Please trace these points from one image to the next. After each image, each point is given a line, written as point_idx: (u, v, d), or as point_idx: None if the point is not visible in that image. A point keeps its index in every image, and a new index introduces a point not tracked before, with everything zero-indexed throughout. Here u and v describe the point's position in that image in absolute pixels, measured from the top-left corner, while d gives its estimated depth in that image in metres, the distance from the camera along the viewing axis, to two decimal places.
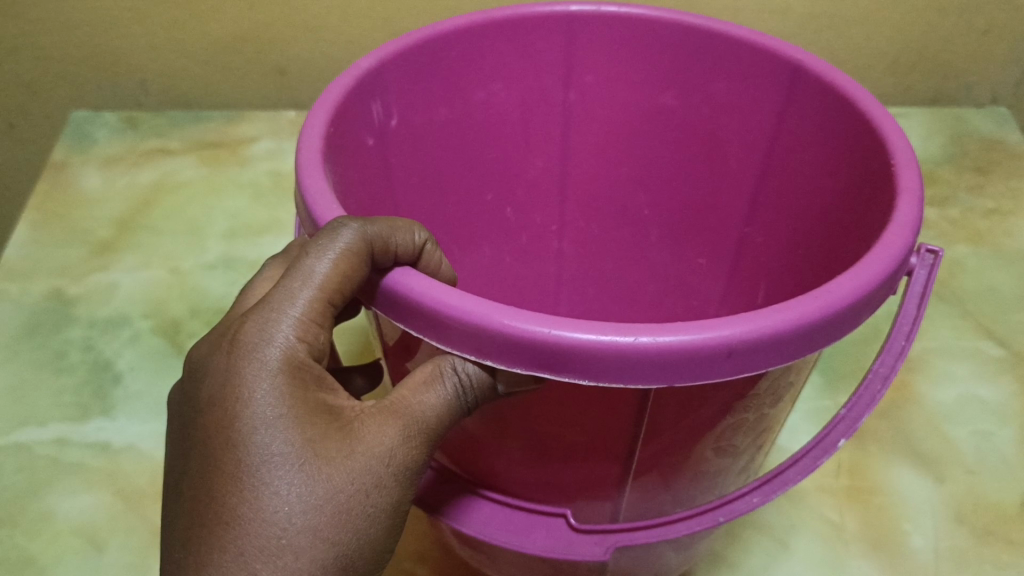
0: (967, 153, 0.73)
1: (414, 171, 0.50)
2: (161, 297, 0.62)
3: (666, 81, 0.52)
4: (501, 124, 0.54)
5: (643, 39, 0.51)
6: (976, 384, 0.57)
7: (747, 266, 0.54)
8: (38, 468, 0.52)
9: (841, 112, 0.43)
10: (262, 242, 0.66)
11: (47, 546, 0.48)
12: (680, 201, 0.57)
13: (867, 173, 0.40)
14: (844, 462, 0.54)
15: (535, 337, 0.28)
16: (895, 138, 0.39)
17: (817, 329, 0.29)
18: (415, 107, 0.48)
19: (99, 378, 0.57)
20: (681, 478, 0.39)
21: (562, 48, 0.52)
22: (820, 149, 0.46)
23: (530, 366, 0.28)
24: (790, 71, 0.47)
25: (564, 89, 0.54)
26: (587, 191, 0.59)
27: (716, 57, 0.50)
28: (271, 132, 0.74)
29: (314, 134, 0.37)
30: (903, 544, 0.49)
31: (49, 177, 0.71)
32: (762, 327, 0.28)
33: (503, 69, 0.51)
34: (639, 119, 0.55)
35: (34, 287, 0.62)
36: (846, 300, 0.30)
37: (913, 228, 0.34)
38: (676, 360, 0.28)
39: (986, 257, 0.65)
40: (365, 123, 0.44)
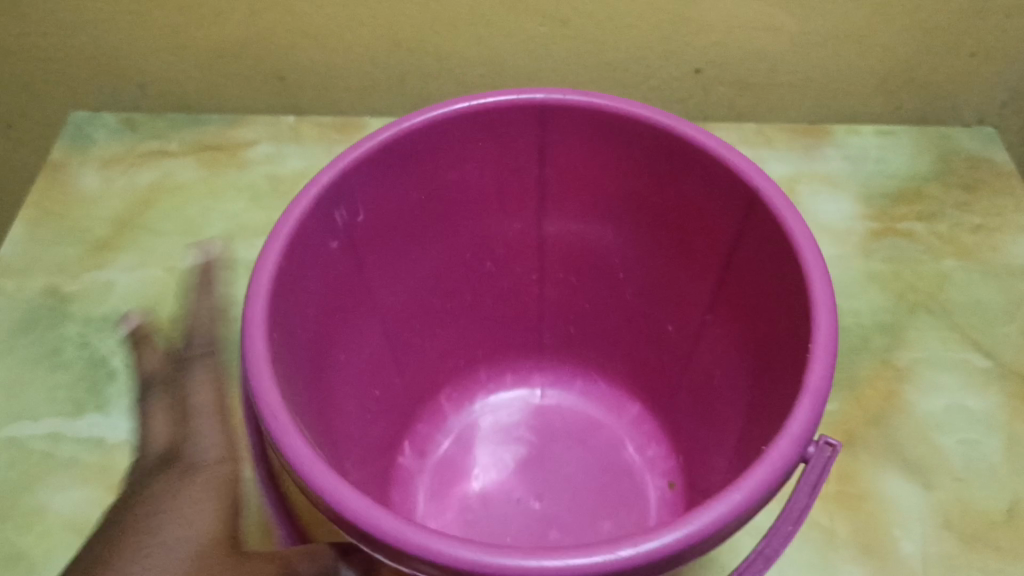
0: (953, 172, 0.72)
1: (386, 252, 0.56)
2: (159, 296, 0.62)
3: (636, 170, 0.56)
4: (478, 198, 0.59)
5: (615, 130, 0.54)
6: (963, 394, 0.57)
7: (705, 353, 0.58)
8: (32, 462, 0.52)
9: (759, 215, 0.49)
10: (260, 243, 0.65)
11: (39, 541, 0.49)
12: (652, 277, 0.60)
13: (788, 276, 0.46)
14: (835, 469, 0.54)
15: (459, 565, 0.33)
16: (807, 254, 0.44)
17: (707, 538, 0.35)
18: (380, 199, 0.54)
19: (95, 374, 0.57)
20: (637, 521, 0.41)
21: (537, 139, 0.56)
22: (771, 271, 0.48)
23: (448, 573, 0.34)
24: (746, 196, 0.49)
25: (542, 167, 0.58)
26: (567, 253, 0.63)
27: (688, 161, 0.52)
28: (269, 136, 0.72)
29: (268, 267, 0.44)
30: (893, 550, 0.50)
31: (47, 175, 0.69)
32: (659, 548, 0.34)
33: (475, 154, 0.56)
34: (616, 198, 0.58)
35: (30, 284, 0.61)
36: (739, 505, 0.35)
37: (825, 393, 0.39)
38: (588, 573, 0.33)
39: (974, 271, 0.65)
40: (325, 234, 0.50)
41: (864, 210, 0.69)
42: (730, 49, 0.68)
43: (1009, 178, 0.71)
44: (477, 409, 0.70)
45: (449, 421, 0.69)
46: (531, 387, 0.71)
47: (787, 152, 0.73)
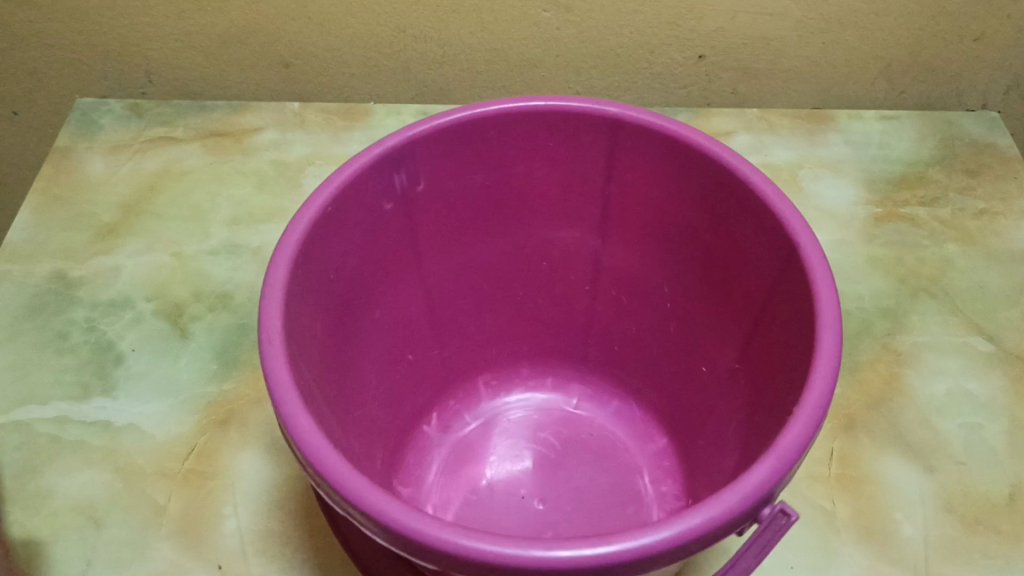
0: (957, 156, 0.72)
1: (442, 229, 0.54)
2: (165, 280, 0.62)
3: (694, 199, 0.50)
4: (537, 199, 0.55)
5: (660, 150, 0.50)
6: (965, 379, 0.58)
7: (723, 403, 0.52)
8: (39, 444, 0.53)
9: (794, 273, 0.42)
10: (265, 229, 0.65)
11: (46, 522, 0.50)
12: (700, 315, 0.54)
13: (804, 339, 0.40)
14: (836, 451, 0.54)
15: (392, 518, 0.31)
16: (828, 328, 0.38)
17: (678, 549, 0.31)
18: (448, 175, 0.51)
19: (102, 358, 0.57)
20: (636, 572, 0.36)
21: (604, 148, 0.52)
22: (792, 329, 0.42)
23: (385, 532, 0.31)
24: (792, 246, 0.43)
25: (606, 180, 0.53)
26: (621, 273, 0.58)
27: (733, 197, 0.47)
28: (275, 122, 0.73)
29: (306, 219, 0.42)
30: (893, 532, 0.50)
31: (53, 161, 0.70)
32: (621, 546, 0.30)
33: (546, 150, 0.52)
34: (666, 222, 0.53)
35: (37, 269, 0.62)
36: (719, 517, 0.31)
37: (791, 462, 0.33)
38: (525, 561, 0.30)
39: (977, 256, 0.65)
40: (380, 193, 0.48)
41: (868, 195, 0.69)
42: (733, 35, 0.68)
43: (1014, 162, 0.71)
44: (510, 402, 0.65)
45: (482, 406, 0.64)
46: (568, 395, 0.65)
47: (791, 139, 0.72)
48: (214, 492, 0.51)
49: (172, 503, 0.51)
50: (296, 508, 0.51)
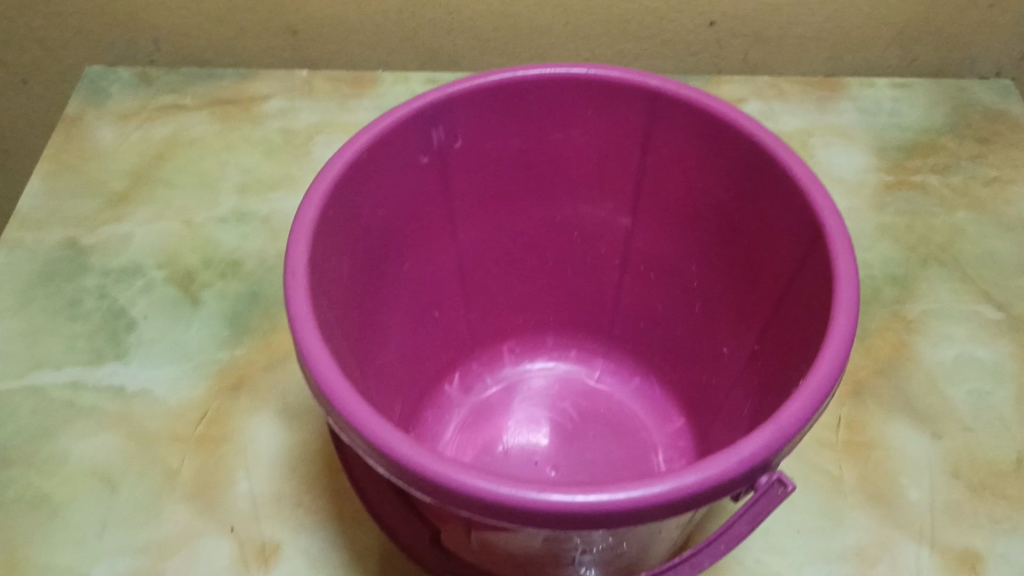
0: (969, 123, 0.71)
1: (477, 191, 0.47)
2: (175, 247, 0.62)
3: (731, 177, 0.43)
4: (571, 162, 0.48)
5: (701, 123, 0.42)
6: (974, 345, 0.58)
7: (718, 396, 0.49)
8: (54, 409, 0.53)
9: (817, 256, 0.37)
10: (275, 197, 0.65)
11: (61, 485, 0.50)
12: (697, 316, 0.50)
13: (817, 327, 0.36)
14: (844, 417, 0.54)
15: (396, 454, 0.30)
16: (841, 317, 0.34)
17: (672, 507, 0.30)
18: (486, 133, 0.45)
19: (114, 324, 0.58)
20: (649, 531, 0.37)
21: (643, 117, 0.44)
22: (798, 326, 0.39)
23: (385, 467, 0.31)
24: (807, 238, 0.38)
25: (642, 152, 0.46)
26: (652, 254, 0.50)
27: (771, 182, 0.40)
28: (283, 90, 0.73)
29: (342, 162, 0.38)
30: (899, 497, 0.51)
31: (62, 128, 0.70)
32: (618, 501, 0.29)
33: (586, 116, 0.45)
34: (701, 200, 0.46)
35: (48, 236, 0.62)
36: (721, 477, 0.30)
37: (792, 433, 0.31)
38: (522, 506, 0.29)
39: (988, 223, 0.64)
40: (415, 148, 0.42)
41: (878, 162, 0.68)
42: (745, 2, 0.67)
43: None
44: (534, 369, 0.57)
45: (505, 370, 0.57)
46: (591, 368, 0.57)
47: (801, 107, 0.72)
48: (226, 456, 0.52)
49: (185, 467, 0.51)
50: (307, 471, 0.51)
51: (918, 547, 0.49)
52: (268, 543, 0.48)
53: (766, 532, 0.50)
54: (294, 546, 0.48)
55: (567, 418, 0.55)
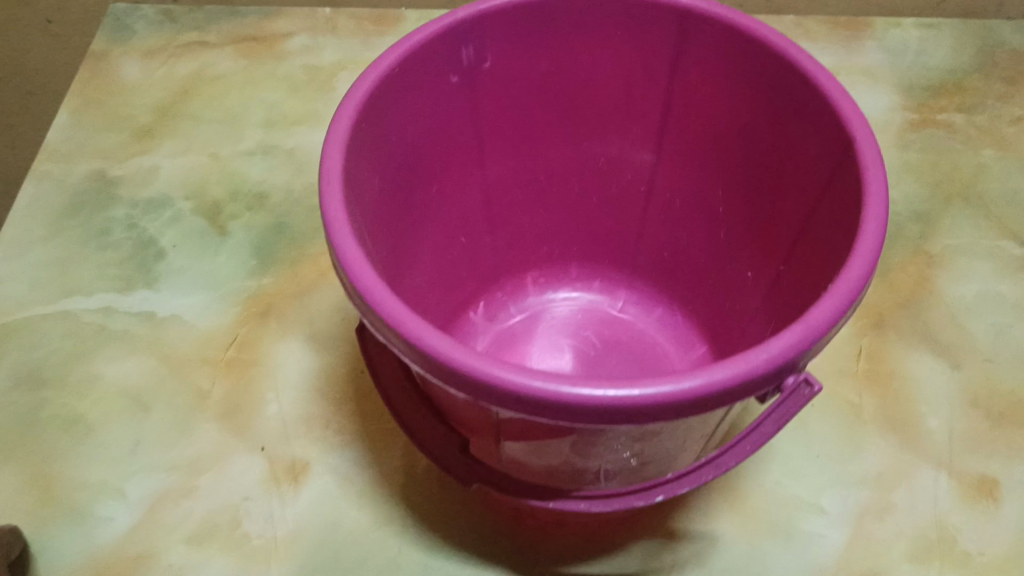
0: (996, 64, 0.71)
1: (505, 115, 0.48)
2: (202, 180, 0.63)
3: (760, 98, 0.43)
4: (598, 87, 0.48)
5: (731, 44, 0.43)
6: (996, 280, 0.58)
7: (741, 320, 0.50)
8: (86, 334, 0.54)
9: (845, 169, 0.37)
10: (300, 132, 0.66)
11: (95, 406, 0.52)
12: (721, 241, 0.50)
13: (846, 237, 0.36)
14: (864, 348, 0.55)
15: (431, 350, 0.31)
16: (869, 224, 0.34)
17: (702, 402, 0.30)
18: (515, 55, 0.45)
19: (143, 253, 0.59)
20: (672, 441, 0.38)
21: (673, 39, 0.44)
22: (824, 242, 0.39)
23: (421, 364, 0.32)
24: (837, 152, 0.38)
25: (670, 76, 0.46)
26: (678, 180, 0.51)
27: (801, 101, 0.40)
28: (307, 28, 0.73)
29: (373, 78, 0.39)
30: (919, 425, 0.51)
31: (89, 64, 0.70)
32: (650, 394, 0.30)
33: (614, 39, 0.45)
34: (729, 123, 0.46)
35: (77, 168, 0.63)
36: (750, 373, 0.30)
37: (820, 332, 0.32)
38: (557, 400, 0.30)
39: (1012, 162, 0.64)
40: (444, 68, 0.43)
41: (903, 101, 0.68)
42: None
43: None
44: (557, 298, 0.58)
45: (528, 299, 0.58)
46: (614, 298, 0.58)
47: (827, 46, 0.72)
48: (256, 379, 0.53)
49: (216, 390, 0.52)
50: (335, 394, 0.52)
51: (936, 473, 0.50)
52: (298, 462, 0.50)
53: (786, 457, 0.51)
54: (322, 463, 0.50)
55: (590, 346, 0.56)
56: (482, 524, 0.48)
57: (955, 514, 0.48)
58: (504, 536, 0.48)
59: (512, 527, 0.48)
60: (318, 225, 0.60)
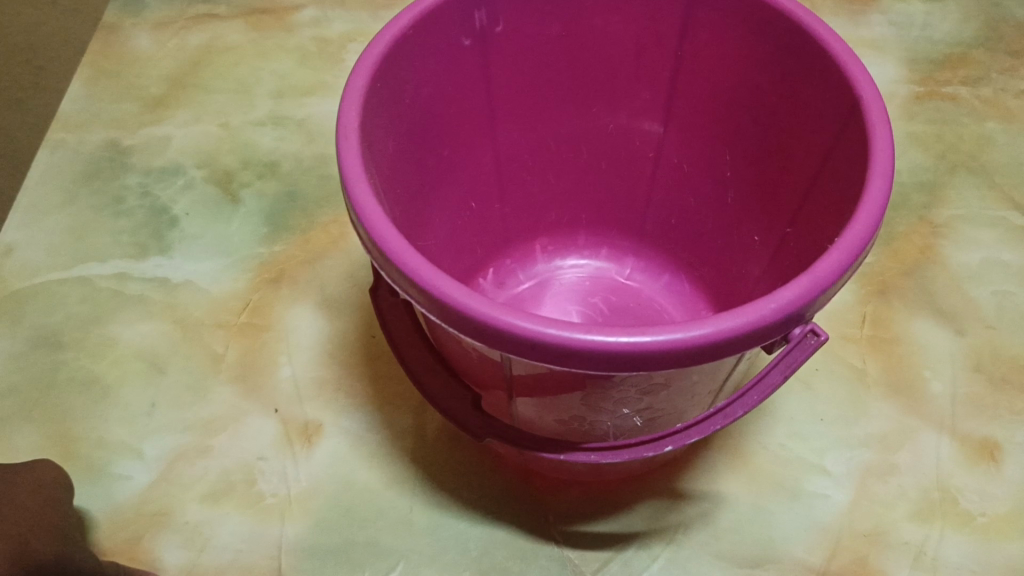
0: (1001, 37, 0.71)
1: (516, 78, 0.49)
2: (213, 149, 0.64)
3: (768, 60, 0.44)
4: (608, 52, 0.48)
5: (741, 7, 0.43)
6: (1000, 249, 0.59)
7: (747, 281, 0.51)
8: (101, 298, 0.55)
9: (852, 128, 0.38)
10: (310, 102, 0.67)
11: (111, 368, 0.53)
12: (728, 203, 0.51)
13: (852, 193, 0.37)
14: (868, 314, 0.55)
15: (447, 298, 0.31)
16: (875, 178, 0.34)
17: (713, 349, 0.31)
18: (527, 18, 0.46)
19: (156, 221, 0.59)
20: (681, 397, 0.39)
21: (682, 3, 0.45)
22: (831, 199, 0.40)
23: (437, 313, 0.32)
24: (845, 111, 0.39)
25: (680, 40, 0.47)
26: (686, 145, 0.52)
27: (809, 62, 0.41)
28: (316, 1, 0.73)
29: (387, 38, 0.39)
30: (923, 389, 0.52)
31: (100, 37, 0.71)
32: (663, 341, 0.30)
33: (624, 3, 0.46)
34: (736, 87, 0.47)
35: (90, 137, 0.64)
36: (759, 322, 0.31)
37: (828, 282, 0.32)
38: (571, 347, 0.30)
39: (1016, 134, 0.65)
40: (457, 32, 0.44)
41: (908, 74, 0.68)
42: None
43: None
44: (566, 266, 0.59)
45: (537, 267, 0.59)
46: (621, 265, 0.59)
47: (833, 19, 0.72)
48: (269, 343, 0.54)
49: (229, 352, 0.53)
50: (347, 358, 0.53)
51: (939, 436, 0.50)
52: (311, 423, 0.51)
53: (790, 420, 0.51)
54: (335, 425, 0.51)
55: (598, 312, 0.57)
56: (492, 484, 0.49)
57: (957, 475, 0.49)
58: (514, 495, 0.49)
59: (522, 487, 0.49)
60: (329, 194, 0.61)
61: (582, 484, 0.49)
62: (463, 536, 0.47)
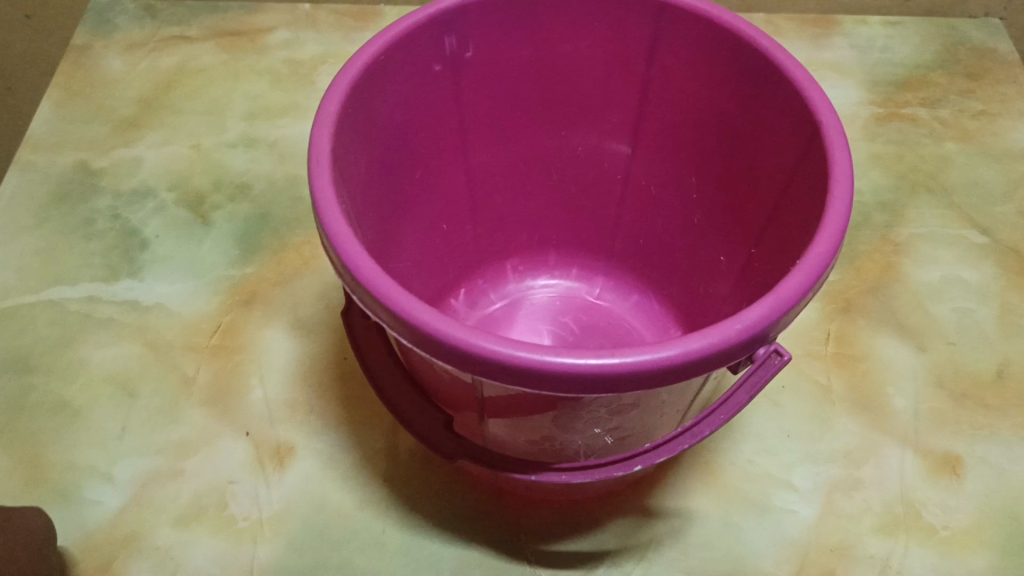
0: (959, 60, 0.73)
1: (486, 101, 0.49)
2: (185, 171, 0.64)
3: (732, 85, 0.45)
4: (577, 76, 0.49)
5: (705, 34, 0.44)
6: (960, 267, 0.60)
7: (714, 300, 0.52)
8: (71, 322, 0.55)
9: (814, 152, 0.39)
10: (282, 124, 0.67)
11: (82, 391, 0.52)
12: (695, 224, 0.52)
13: (814, 215, 0.38)
14: (833, 332, 0.57)
15: (419, 322, 0.32)
16: (836, 201, 0.35)
17: (679, 370, 0.31)
18: (497, 44, 0.47)
19: (127, 242, 0.59)
20: (650, 417, 0.40)
21: (649, 30, 0.46)
22: (794, 220, 0.41)
23: (409, 338, 0.33)
24: (806, 134, 0.40)
25: (647, 65, 0.48)
26: (653, 166, 0.53)
27: (772, 87, 0.42)
28: (288, 23, 0.74)
29: (360, 63, 0.40)
30: (886, 405, 0.53)
31: (70, 58, 0.71)
32: (631, 363, 0.31)
33: (592, 29, 0.47)
34: (702, 111, 0.48)
35: (60, 159, 0.64)
36: (723, 343, 0.32)
37: (790, 304, 0.33)
38: (541, 369, 0.31)
39: (974, 154, 0.66)
40: (428, 57, 0.44)
41: (870, 96, 0.70)
42: None
43: (1013, 66, 0.73)
44: (537, 285, 0.60)
45: (508, 286, 0.59)
46: (591, 284, 0.59)
47: (796, 42, 0.74)
48: (241, 365, 0.54)
49: (201, 375, 0.53)
50: (319, 380, 0.53)
51: (902, 450, 0.51)
52: (283, 445, 0.51)
53: (757, 437, 0.52)
54: (308, 446, 0.51)
55: (569, 331, 0.58)
56: (465, 504, 0.49)
57: (921, 488, 0.50)
58: (487, 515, 0.49)
59: (495, 506, 0.49)
60: (301, 215, 0.61)
61: (554, 503, 0.50)
62: (435, 557, 0.47)
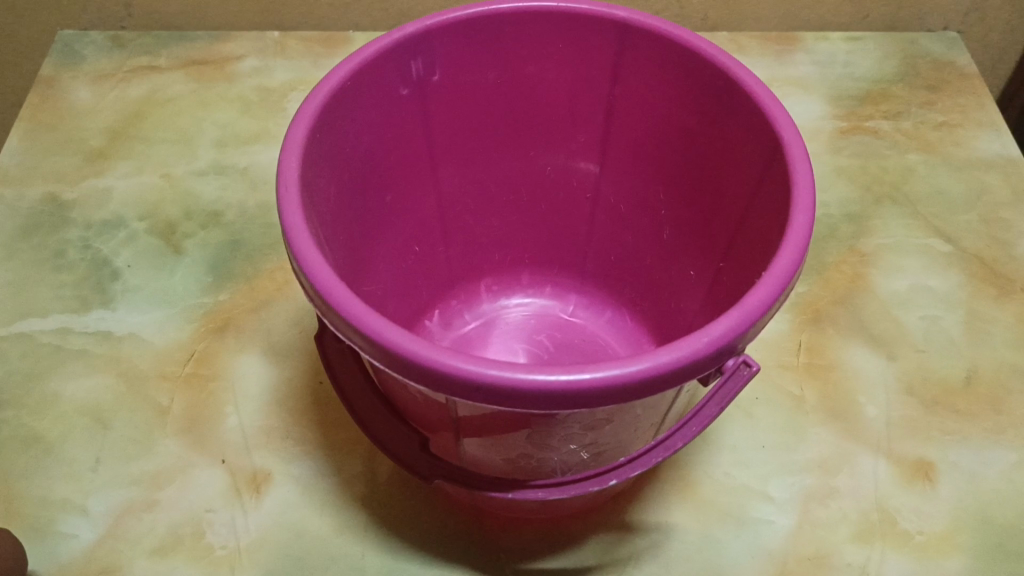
0: (919, 74, 0.75)
1: (454, 124, 0.50)
2: (156, 201, 0.64)
3: (696, 103, 0.46)
4: (543, 97, 0.50)
5: (667, 54, 0.45)
6: (926, 275, 0.61)
7: (685, 314, 0.52)
8: (43, 354, 0.55)
9: (776, 166, 0.40)
10: (253, 151, 0.67)
11: (55, 423, 0.52)
12: (664, 239, 0.53)
13: (778, 227, 0.38)
14: (804, 343, 0.57)
15: (391, 344, 0.32)
16: (799, 213, 0.36)
17: (649, 384, 0.32)
18: (463, 67, 0.47)
19: (98, 273, 0.59)
20: (625, 432, 0.40)
21: (612, 51, 0.47)
22: (759, 232, 0.42)
23: (382, 360, 0.33)
24: (768, 149, 0.41)
25: (611, 85, 0.48)
26: (621, 184, 0.53)
27: (734, 103, 0.43)
28: (257, 51, 0.74)
29: (327, 89, 0.40)
30: (859, 413, 0.54)
31: (38, 91, 0.70)
32: (602, 378, 0.31)
33: (556, 52, 0.48)
34: (667, 128, 0.48)
35: (30, 192, 0.63)
36: (691, 356, 0.32)
37: (756, 315, 0.33)
38: (513, 387, 0.31)
39: (937, 165, 0.68)
40: (395, 81, 0.45)
41: (833, 110, 0.71)
42: None
43: (971, 78, 0.74)
44: (510, 305, 0.60)
45: (482, 307, 0.60)
46: (564, 302, 0.60)
47: (760, 59, 0.75)
48: (216, 393, 0.54)
49: (175, 404, 0.53)
50: (295, 405, 0.53)
51: (875, 458, 0.52)
52: (259, 472, 0.51)
53: (732, 449, 0.53)
54: (285, 473, 0.51)
55: (543, 349, 0.58)
56: (444, 525, 0.49)
57: (895, 495, 0.51)
58: (466, 536, 0.49)
59: (474, 525, 0.49)
60: (273, 241, 0.61)
61: (533, 521, 0.50)
62: None
